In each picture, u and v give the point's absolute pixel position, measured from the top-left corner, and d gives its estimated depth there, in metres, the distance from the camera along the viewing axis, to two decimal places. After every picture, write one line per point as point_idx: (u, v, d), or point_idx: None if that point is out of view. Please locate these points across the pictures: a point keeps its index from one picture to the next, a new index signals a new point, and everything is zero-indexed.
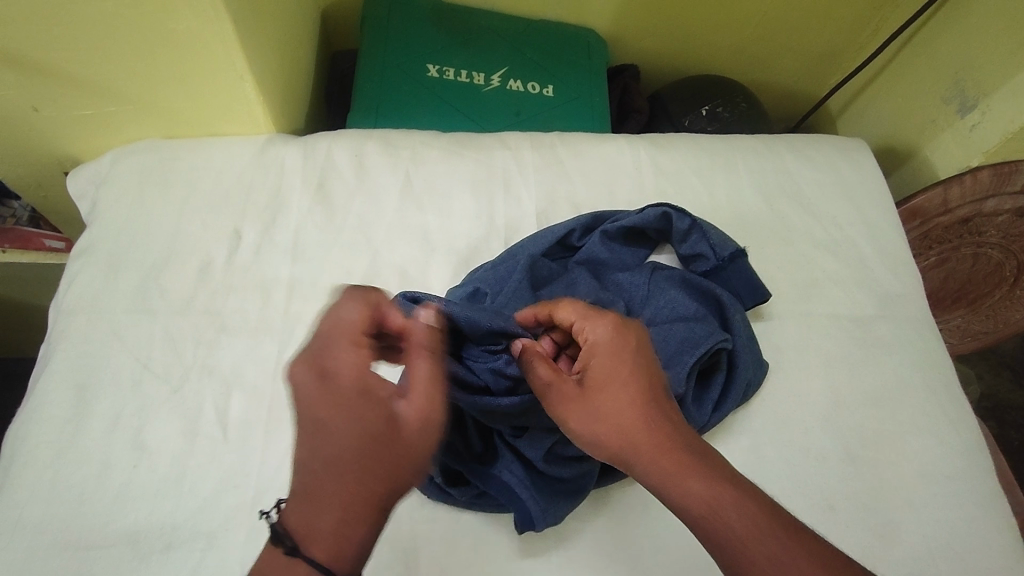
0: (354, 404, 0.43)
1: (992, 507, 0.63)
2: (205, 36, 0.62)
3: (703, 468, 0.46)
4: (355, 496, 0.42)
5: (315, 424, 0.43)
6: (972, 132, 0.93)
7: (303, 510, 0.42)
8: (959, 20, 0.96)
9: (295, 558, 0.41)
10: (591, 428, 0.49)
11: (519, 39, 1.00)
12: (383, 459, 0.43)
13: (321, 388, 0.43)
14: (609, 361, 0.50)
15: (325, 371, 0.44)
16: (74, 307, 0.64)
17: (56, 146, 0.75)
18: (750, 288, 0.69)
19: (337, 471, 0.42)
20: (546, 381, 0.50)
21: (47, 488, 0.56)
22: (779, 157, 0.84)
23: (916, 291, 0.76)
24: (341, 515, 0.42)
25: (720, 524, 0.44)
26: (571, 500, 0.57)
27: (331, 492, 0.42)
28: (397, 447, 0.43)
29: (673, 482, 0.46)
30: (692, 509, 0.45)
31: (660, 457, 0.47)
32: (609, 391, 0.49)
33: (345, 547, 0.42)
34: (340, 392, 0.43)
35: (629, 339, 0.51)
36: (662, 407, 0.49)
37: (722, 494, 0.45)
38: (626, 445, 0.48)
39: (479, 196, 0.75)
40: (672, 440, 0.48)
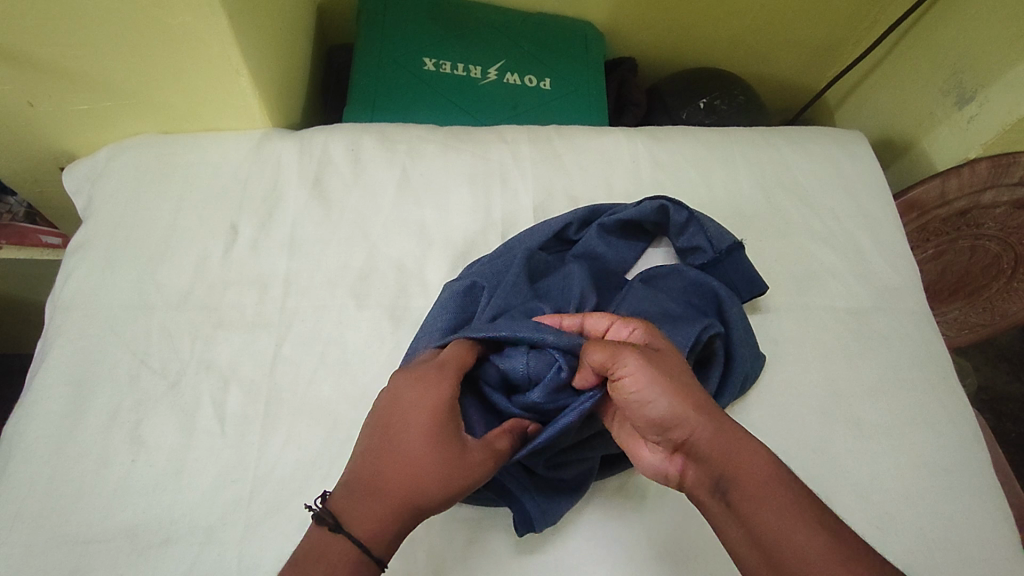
0: (425, 422, 0.48)
1: (986, 497, 0.64)
2: (201, 31, 0.62)
3: (759, 444, 0.48)
4: (407, 499, 0.46)
5: (385, 434, 0.48)
6: (970, 124, 0.93)
7: (354, 496, 0.46)
8: (959, 11, 0.96)
9: (336, 536, 0.44)
10: (659, 392, 0.48)
11: (517, 32, 1.00)
12: (442, 474, 0.46)
13: (415, 392, 0.49)
14: (666, 344, 0.53)
15: (403, 393, 0.49)
16: (70, 303, 0.65)
17: (53, 141, 0.75)
18: (748, 281, 0.69)
19: (394, 472, 0.46)
20: (608, 357, 0.49)
21: (44, 484, 0.56)
22: (776, 149, 0.84)
23: (914, 283, 0.77)
24: (386, 508, 0.46)
25: (770, 489, 0.45)
26: (571, 497, 0.57)
27: (382, 488, 0.46)
28: (453, 472, 0.46)
29: (722, 454, 0.47)
30: (745, 481, 0.46)
31: (725, 425, 0.48)
32: (673, 363, 0.51)
33: (384, 540, 0.45)
34: (415, 409, 0.48)
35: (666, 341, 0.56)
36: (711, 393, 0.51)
37: (770, 471, 0.46)
38: (689, 410, 0.48)
39: (476, 189, 0.75)
40: (725, 417, 0.49)
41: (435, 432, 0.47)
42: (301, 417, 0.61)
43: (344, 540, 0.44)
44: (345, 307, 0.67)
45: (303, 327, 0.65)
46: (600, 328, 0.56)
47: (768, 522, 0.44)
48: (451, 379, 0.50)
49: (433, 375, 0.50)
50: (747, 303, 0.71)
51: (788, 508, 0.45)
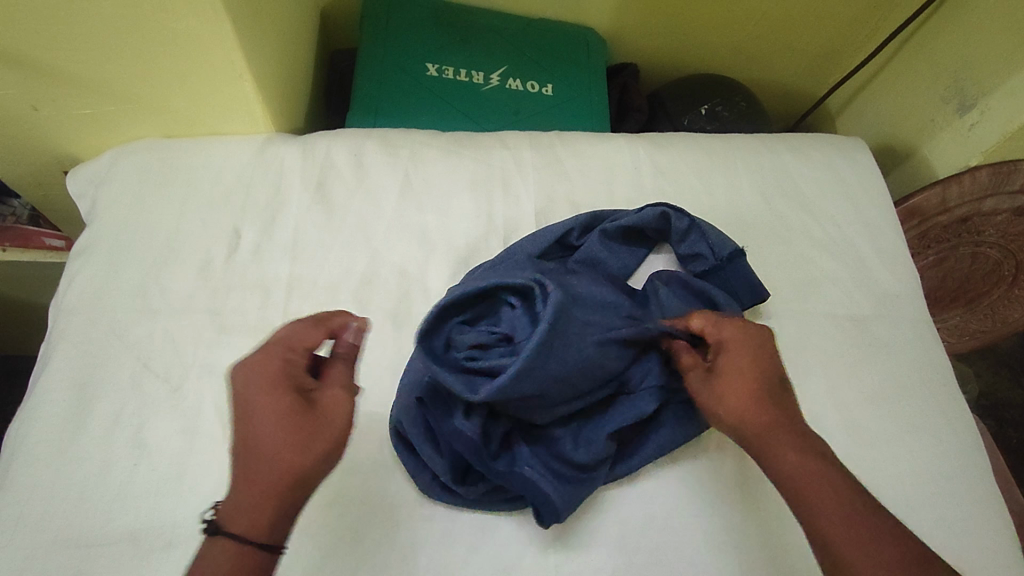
0: (263, 403, 0.47)
1: (987, 506, 0.64)
2: (206, 36, 0.62)
3: (802, 448, 0.49)
4: (275, 477, 0.45)
5: (236, 423, 0.47)
6: (971, 132, 0.93)
7: (226, 496, 0.45)
8: (958, 20, 0.96)
9: (215, 537, 0.44)
10: (715, 413, 0.53)
11: (519, 38, 1.00)
12: (298, 439, 0.46)
13: (247, 375, 0.48)
14: (729, 354, 0.54)
15: (240, 382, 0.48)
16: (74, 306, 0.65)
17: (58, 145, 0.75)
18: (749, 287, 0.69)
19: (254, 461, 0.46)
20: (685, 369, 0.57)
21: (47, 487, 0.56)
22: (777, 156, 0.84)
23: (914, 290, 0.77)
24: (258, 494, 0.45)
25: (806, 495, 0.47)
26: (595, 478, 0.58)
27: (247, 477, 0.45)
28: (314, 433, 0.47)
29: (768, 457, 0.50)
30: (787, 489, 0.48)
31: (766, 436, 0.50)
32: (728, 378, 0.53)
33: (265, 523, 0.44)
34: (248, 395, 0.47)
35: (753, 341, 0.55)
36: (777, 393, 0.52)
37: (819, 474, 0.48)
38: (735, 428, 0.52)
39: (478, 195, 0.75)
40: (781, 419, 0.51)
41: (275, 406, 0.47)
42: None
43: (226, 537, 0.43)
44: (347, 311, 0.67)
45: None
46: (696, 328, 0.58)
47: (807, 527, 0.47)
48: (282, 356, 0.49)
49: (258, 355, 0.49)
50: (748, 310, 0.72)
51: (839, 512, 0.46)
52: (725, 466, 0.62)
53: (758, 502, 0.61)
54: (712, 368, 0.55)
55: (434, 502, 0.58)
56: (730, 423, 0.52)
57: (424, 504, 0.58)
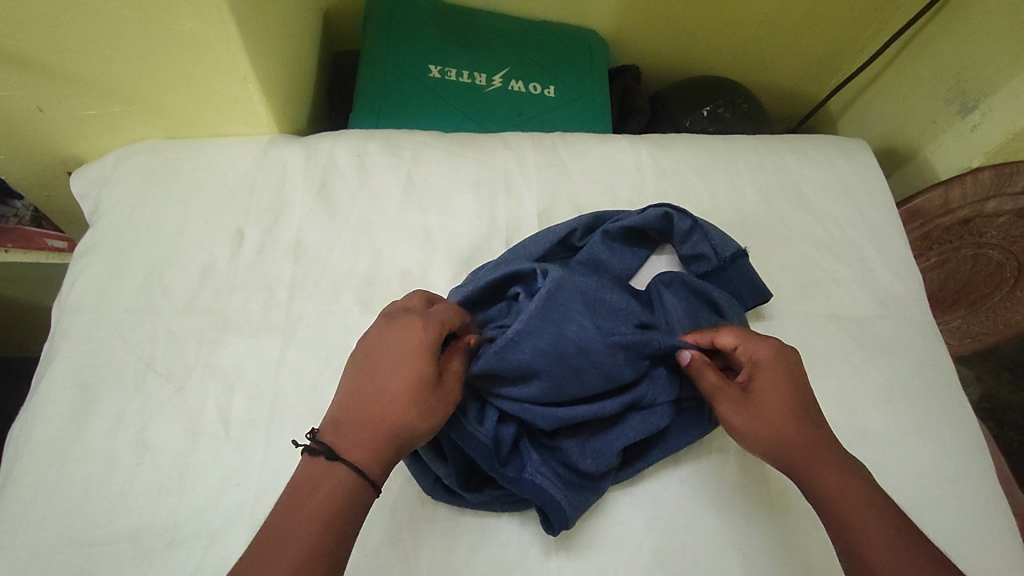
0: (412, 359, 0.50)
1: (990, 507, 0.64)
2: (210, 37, 0.62)
3: (843, 471, 0.51)
4: (397, 431, 0.48)
5: (370, 371, 0.50)
6: (973, 133, 0.93)
7: (348, 430, 0.47)
8: (959, 22, 0.96)
9: (331, 465, 0.46)
10: (755, 428, 0.54)
11: (521, 39, 1.00)
12: (423, 406, 0.49)
13: (402, 330, 0.52)
14: (764, 373, 0.56)
15: (388, 336, 0.52)
16: (77, 306, 0.65)
17: (61, 146, 0.75)
18: (751, 288, 0.69)
19: (385, 406, 0.48)
20: (716, 383, 0.57)
21: (49, 487, 0.56)
22: (780, 158, 0.84)
23: (917, 291, 0.77)
24: (379, 440, 0.47)
25: (849, 514, 0.49)
26: (600, 486, 0.58)
27: (375, 419, 0.48)
28: (436, 406, 0.50)
29: (809, 474, 0.51)
30: (830, 509, 0.50)
31: (807, 457, 0.52)
32: (768, 399, 0.55)
33: (378, 468, 0.47)
34: (400, 348, 0.50)
35: (787, 365, 0.57)
36: (814, 416, 0.55)
37: (860, 492, 0.50)
38: (775, 444, 0.53)
39: (481, 196, 0.75)
40: (821, 440, 0.53)
41: (417, 368, 0.50)
42: (306, 421, 0.61)
43: (340, 468, 0.46)
44: (350, 311, 0.67)
45: (308, 331, 0.66)
46: (727, 345, 0.59)
47: (845, 544, 0.48)
48: (436, 323, 0.53)
49: (418, 319, 0.52)
50: (751, 310, 0.72)
51: (882, 528, 0.48)
52: (727, 467, 0.63)
53: (759, 503, 0.61)
54: (747, 387, 0.56)
55: (437, 503, 0.58)
56: (771, 440, 0.53)
57: (428, 504, 0.58)
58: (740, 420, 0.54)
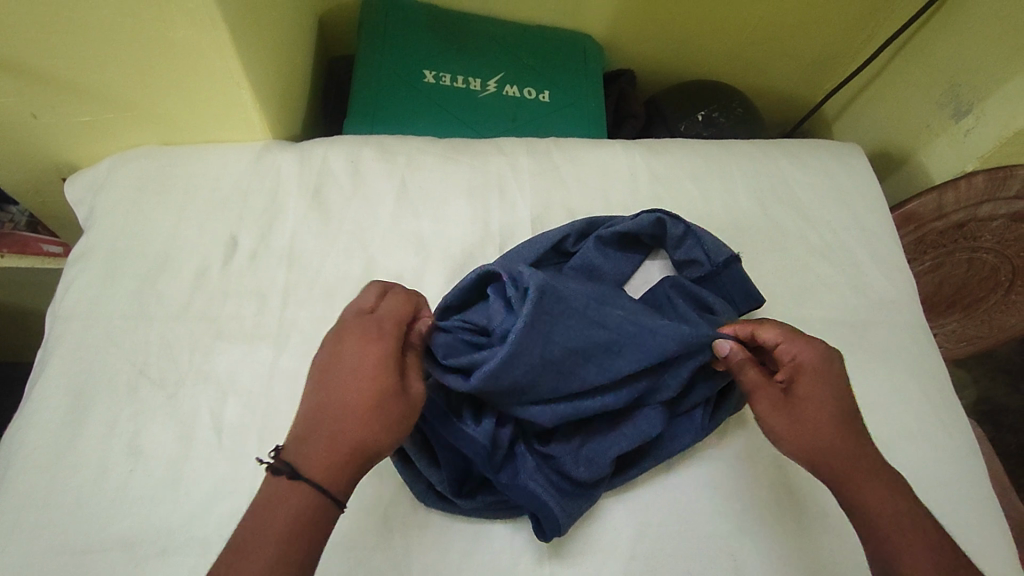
0: (374, 371, 0.50)
1: (984, 511, 0.64)
2: (203, 44, 0.62)
3: (882, 480, 0.51)
4: (363, 444, 0.47)
5: (328, 384, 0.50)
6: (967, 137, 0.93)
7: (312, 446, 0.47)
8: (953, 26, 0.97)
9: (295, 482, 0.45)
10: (791, 432, 0.54)
11: (516, 44, 1.01)
12: (387, 417, 0.48)
13: (361, 342, 0.51)
14: (808, 375, 0.55)
15: (342, 349, 0.51)
16: (70, 313, 0.65)
17: (55, 152, 0.75)
18: (744, 294, 0.69)
19: (349, 420, 0.48)
20: (756, 382, 0.56)
21: (43, 494, 0.56)
22: (774, 163, 0.84)
23: (910, 295, 0.77)
24: (345, 454, 0.47)
25: (886, 524, 0.49)
26: (593, 494, 0.58)
27: (338, 434, 0.47)
28: (401, 415, 0.49)
29: (848, 483, 0.51)
30: (869, 518, 0.50)
31: (848, 466, 0.51)
32: (812, 403, 0.54)
33: (344, 482, 0.46)
34: (360, 361, 0.50)
35: (832, 368, 0.56)
36: (856, 423, 0.54)
37: (898, 503, 0.50)
38: (813, 451, 0.52)
39: (475, 201, 0.75)
40: (860, 449, 0.52)
41: (377, 379, 0.49)
42: None
43: (305, 485, 0.45)
44: None
45: (301, 337, 0.66)
46: (769, 341, 0.58)
47: (881, 554, 0.48)
48: (395, 334, 0.52)
49: (375, 332, 0.52)
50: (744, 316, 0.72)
51: (919, 540, 0.48)
52: (719, 472, 0.63)
53: (752, 509, 0.61)
54: (788, 389, 0.56)
55: (430, 510, 0.58)
56: (812, 446, 0.53)
57: (419, 511, 0.58)
58: (780, 424, 0.54)
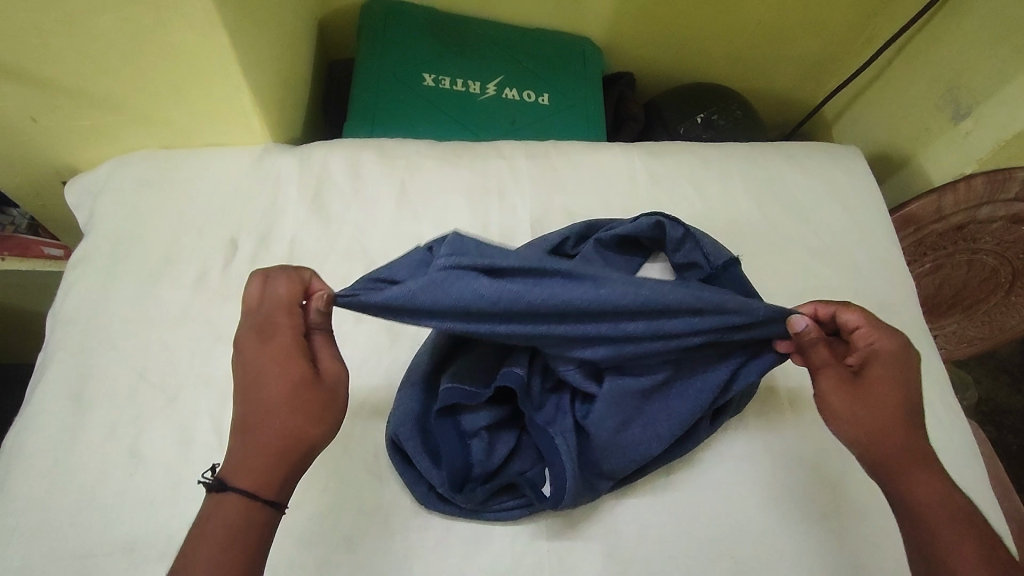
0: (277, 368, 0.47)
1: (983, 514, 0.64)
2: (202, 48, 0.63)
3: (937, 476, 0.48)
4: (285, 440, 0.45)
5: (238, 394, 0.47)
6: (966, 140, 0.94)
7: (233, 458, 0.45)
8: (951, 29, 0.97)
9: (222, 494, 0.43)
10: (849, 413, 0.51)
11: (516, 47, 1.01)
12: (303, 408, 0.46)
13: (258, 342, 0.48)
14: (880, 364, 0.52)
15: (240, 355, 0.48)
16: (71, 317, 0.65)
17: (55, 155, 0.76)
18: (744, 295, 0.68)
19: (264, 421, 0.45)
20: (821, 360, 0.53)
21: (43, 498, 0.56)
22: (773, 165, 0.84)
23: (910, 298, 0.77)
24: (268, 455, 0.45)
25: (934, 517, 0.46)
26: (598, 490, 0.58)
27: (255, 437, 0.45)
28: (319, 402, 0.47)
29: (902, 474, 0.48)
30: (919, 511, 0.47)
31: (902, 456, 0.49)
32: (878, 390, 0.51)
33: (274, 482, 0.44)
34: (261, 361, 0.47)
35: (908, 362, 0.52)
36: (916, 421, 0.50)
37: (950, 501, 0.47)
38: (867, 435, 0.50)
39: (474, 204, 0.75)
40: (915, 445, 0.49)
41: (283, 374, 0.46)
42: None
43: (232, 496, 0.43)
44: (343, 321, 0.67)
45: None
46: (849, 324, 0.53)
47: (923, 546, 0.46)
48: (287, 324, 0.48)
49: (268, 327, 0.48)
50: None
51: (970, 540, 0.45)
52: (720, 475, 0.63)
53: (752, 512, 0.61)
54: (858, 374, 0.52)
55: (430, 510, 0.58)
56: (869, 430, 0.50)
57: (419, 513, 0.58)
58: (838, 404, 0.51)
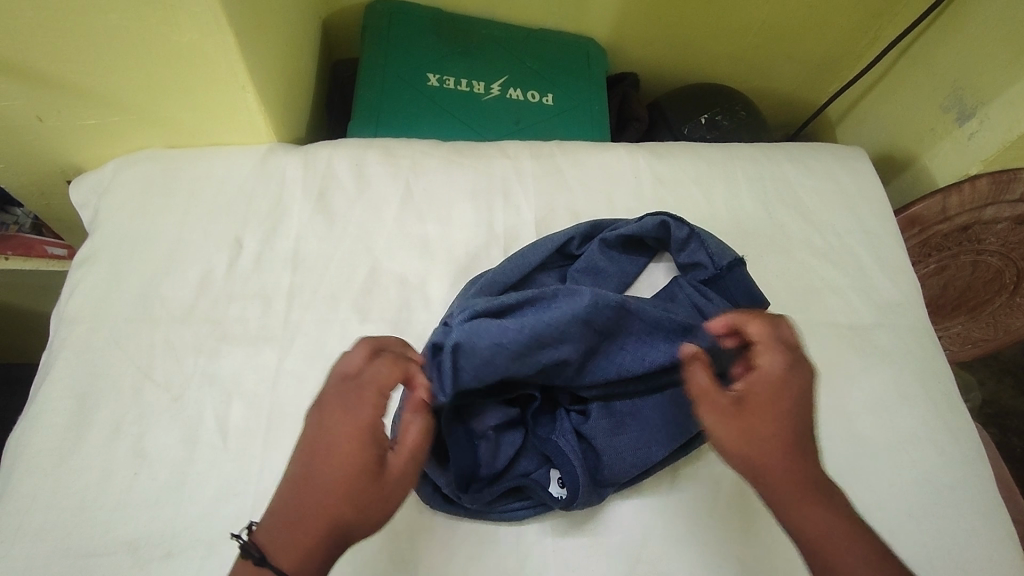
0: (348, 452, 0.46)
1: (990, 516, 0.64)
2: (208, 47, 0.63)
3: (827, 506, 0.48)
4: (331, 530, 0.45)
5: (306, 459, 0.47)
6: (970, 141, 0.94)
7: (280, 530, 0.45)
8: (956, 30, 0.97)
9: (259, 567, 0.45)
10: (738, 444, 0.49)
11: (520, 47, 1.01)
12: (358, 502, 0.46)
13: (341, 415, 0.47)
14: (768, 388, 0.50)
15: (322, 420, 0.48)
16: (76, 315, 0.65)
17: (60, 155, 0.75)
18: (750, 296, 0.68)
19: (318, 504, 0.46)
20: (706, 385, 0.51)
21: (47, 497, 0.56)
22: (778, 165, 0.84)
23: (915, 298, 0.77)
24: (313, 539, 0.45)
25: (831, 552, 0.46)
26: (605, 491, 0.58)
27: (304, 517, 0.45)
28: (375, 498, 0.46)
29: (793, 509, 0.48)
30: (815, 548, 0.47)
31: (791, 489, 0.48)
32: (764, 418, 0.50)
33: (309, 569, 0.45)
34: (335, 438, 0.47)
35: (798, 381, 0.51)
36: (806, 443, 0.50)
37: (844, 532, 0.47)
38: (759, 467, 0.49)
39: (479, 205, 0.75)
40: (804, 471, 0.49)
41: (351, 461, 0.46)
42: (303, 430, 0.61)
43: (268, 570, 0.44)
44: (348, 321, 0.67)
45: (305, 339, 0.66)
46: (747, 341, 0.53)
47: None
48: (371, 407, 0.47)
49: (352, 402, 0.47)
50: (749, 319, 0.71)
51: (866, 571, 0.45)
52: (725, 475, 0.62)
53: (757, 513, 0.61)
54: (741, 399, 0.51)
55: (435, 510, 0.58)
56: (755, 463, 0.49)
57: (424, 513, 0.58)
58: (726, 435, 0.50)
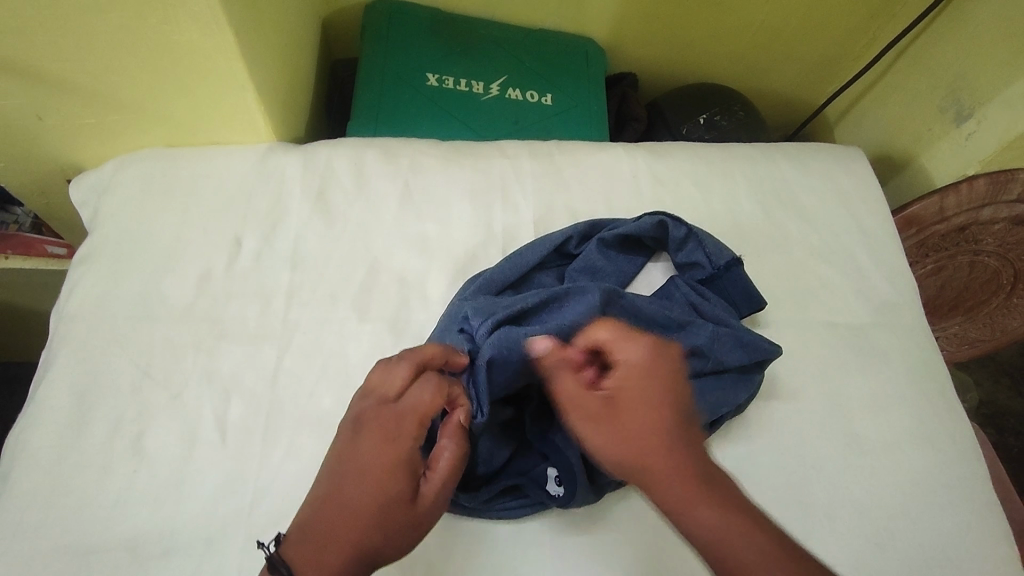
0: (383, 476, 0.48)
1: (985, 514, 0.64)
2: (208, 46, 0.63)
3: (712, 495, 0.51)
4: (358, 551, 0.46)
5: (340, 479, 0.49)
6: (968, 141, 0.94)
7: (308, 547, 0.46)
8: (955, 30, 0.97)
9: None
10: (614, 445, 0.52)
11: (520, 47, 1.01)
12: (388, 526, 0.47)
13: (382, 439, 0.50)
14: (633, 385, 0.55)
15: (360, 443, 0.50)
16: (75, 313, 0.65)
17: (59, 154, 0.76)
18: (746, 296, 0.69)
19: (348, 523, 0.47)
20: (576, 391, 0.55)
21: (46, 495, 0.57)
22: (776, 166, 0.84)
23: (912, 298, 0.77)
24: (340, 559, 0.46)
25: (725, 541, 0.49)
26: (602, 490, 0.58)
27: (333, 535, 0.46)
28: (404, 524, 0.48)
29: (679, 503, 0.51)
30: (709, 539, 0.49)
31: (673, 484, 0.51)
32: (634, 415, 0.53)
33: None
34: (372, 460, 0.49)
35: (658, 373, 0.56)
36: (681, 432, 0.54)
37: (734, 519, 0.50)
38: (639, 465, 0.52)
39: (478, 204, 0.76)
40: (685, 462, 0.52)
41: (386, 485, 0.48)
42: (302, 428, 0.61)
43: None
44: (347, 321, 0.67)
45: (304, 338, 0.66)
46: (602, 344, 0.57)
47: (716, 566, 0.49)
48: (411, 435, 0.50)
49: (393, 429, 0.50)
50: (746, 318, 0.72)
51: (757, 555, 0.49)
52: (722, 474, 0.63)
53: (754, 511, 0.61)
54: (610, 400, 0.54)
55: None
56: (633, 461, 0.52)
57: None
58: (602, 439, 0.53)
